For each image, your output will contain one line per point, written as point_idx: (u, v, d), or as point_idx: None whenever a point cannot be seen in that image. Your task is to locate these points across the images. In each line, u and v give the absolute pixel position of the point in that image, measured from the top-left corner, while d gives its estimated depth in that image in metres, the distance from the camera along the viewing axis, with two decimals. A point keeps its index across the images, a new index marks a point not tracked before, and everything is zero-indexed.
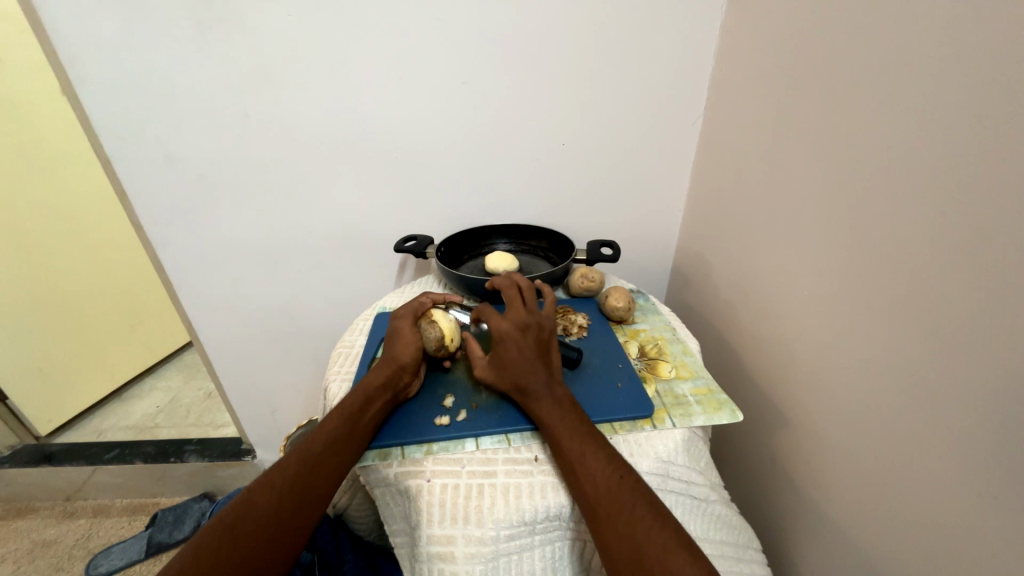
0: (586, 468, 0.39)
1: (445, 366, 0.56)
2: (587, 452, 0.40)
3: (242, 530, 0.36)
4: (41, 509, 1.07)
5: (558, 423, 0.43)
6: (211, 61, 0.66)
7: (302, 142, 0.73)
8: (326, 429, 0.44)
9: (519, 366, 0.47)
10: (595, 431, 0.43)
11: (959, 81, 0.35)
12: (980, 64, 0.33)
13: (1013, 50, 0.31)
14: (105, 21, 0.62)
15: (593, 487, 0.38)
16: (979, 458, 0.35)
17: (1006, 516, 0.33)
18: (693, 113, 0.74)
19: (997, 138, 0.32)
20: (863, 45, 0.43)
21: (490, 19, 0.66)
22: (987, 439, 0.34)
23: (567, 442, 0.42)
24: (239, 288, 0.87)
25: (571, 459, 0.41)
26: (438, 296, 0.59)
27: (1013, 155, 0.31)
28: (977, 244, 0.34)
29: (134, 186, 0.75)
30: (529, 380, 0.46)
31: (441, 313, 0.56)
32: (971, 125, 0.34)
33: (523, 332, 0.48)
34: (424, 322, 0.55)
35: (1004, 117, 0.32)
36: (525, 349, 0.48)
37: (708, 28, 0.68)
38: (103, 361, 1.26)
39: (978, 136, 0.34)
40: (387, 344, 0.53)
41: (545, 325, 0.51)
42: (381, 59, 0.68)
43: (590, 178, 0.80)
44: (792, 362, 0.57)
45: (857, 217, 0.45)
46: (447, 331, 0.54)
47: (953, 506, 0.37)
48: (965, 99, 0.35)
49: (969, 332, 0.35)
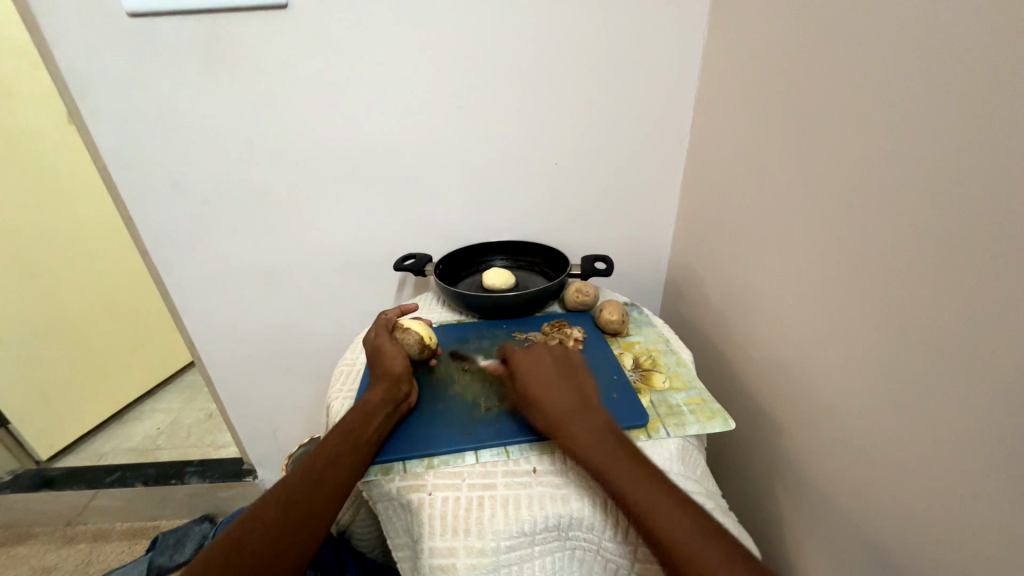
0: (658, 517, 0.36)
1: (431, 363, 0.60)
2: (656, 501, 0.37)
3: (250, 546, 0.37)
4: (40, 534, 1.07)
5: (608, 459, 0.41)
6: (219, 92, 0.69)
7: (304, 167, 0.76)
8: (329, 446, 0.45)
9: (551, 400, 0.46)
10: (648, 464, 0.41)
11: (938, 96, 0.37)
12: (956, 82, 0.35)
13: (983, 72, 0.33)
14: (119, 57, 0.65)
15: (671, 537, 0.35)
16: (971, 463, 0.36)
17: (997, 519, 0.34)
18: (682, 130, 0.77)
19: (976, 151, 0.34)
20: (845, 64, 0.46)
21: (486, 47, 0.69)
22: (978, 442, 0.35)
23: (623, 484, 0.39)
24: (241, 308, 0.88)
25: (637, 509, 0.37)
26: (396, 310, 0.64)
27: (989, 169, 0.33)
28: (962, 251, 0.36)
29: (140, 213, 0.77)
30: (562, 415, 0.45)
31: (410, 321, 0.61)
32: (952, 137, 0.36)
33: (548, 370, 0.49)
34: (398, 332, 0.58)
35: (982, 129, 0.34)
36: (553, 385, 0.47)
37: (691, 50, 0.71)
38: (106, 383, 1.27)
39: (959, 148, 0.35)
40: (372, 363, 0.55)
41: (567, 358, 0.51)
42: (381, 84, 0.70)
43: (584, 194, 0.82)
44: (786, 371, 0.58)
45: (847, 231, 0.47)
46: (422, 332, 0.59)
47: (947, 512, 0.38)
48: (945, 113, 0.36)
49: (957, 340, 0.36)
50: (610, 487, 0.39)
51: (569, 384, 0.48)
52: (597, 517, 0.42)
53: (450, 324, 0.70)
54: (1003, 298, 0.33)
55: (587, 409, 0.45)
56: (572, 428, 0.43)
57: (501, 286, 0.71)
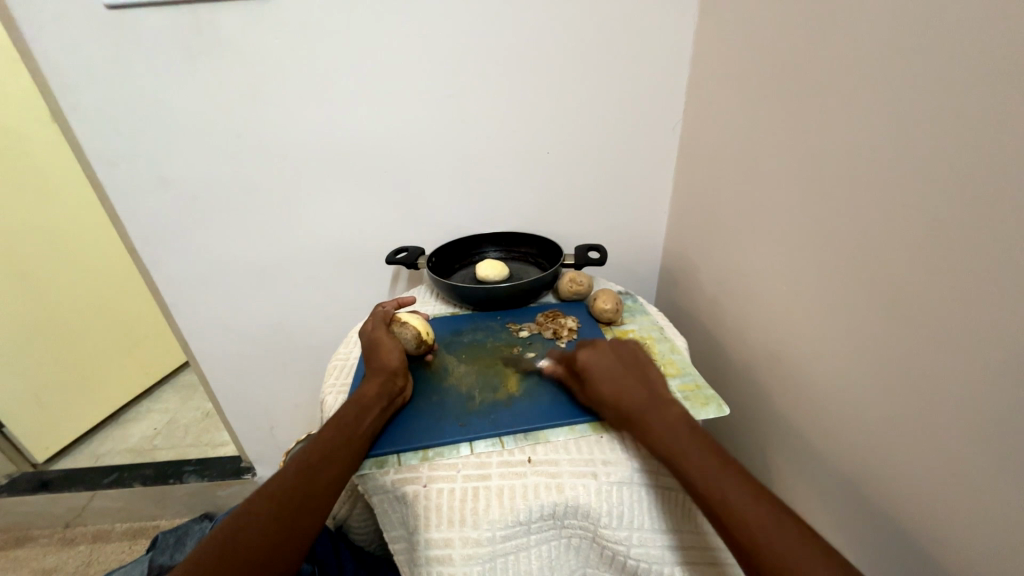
0: (737, 512, 0.35)
1: (427, 358, 0.60)
2: (731, 493, 0.36)
3: (244, 540, 0.37)
4: (39, 537, 1.06)
5: (676, 449, 0.40)
6: (203, 86, 0.68)
7: (292, 160, 0.75)
8: (323, 440, 0.45)
9: (623, 396, 0.46)
10: (722, 454, 0.39)
11: (931, 78, 0.36)
12: (953, 63, 0.35)
13: (976, 49, 0.33)
14: (98, 52, 0.64)
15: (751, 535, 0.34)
16: (978, 449, 0.35)
17: (1004, 503, 0.34)
18: (674, 117, 0.77)
19: (975, 130, 0.33)
20: (836, 43, 0.45)
21: (475, 35, 0.68)
22: (982, 424, 0.35)
23: (700, 481, 0.37)
24: (233, 306, 0.88)
25: (716, 504, 0.36)
26: (394, 303, 0.64)
27: (987, 148, 0.33)
28: (959, 234, 0.35)
29: (127, 213, 0.76)
30: (636, 408, 0.44)
31: (408, 315, 0.60)
32: (950, 117, 0.35)
33: (612, 366, 0.49)
34: (396, 326, 0.58)
35: (981, 108, 0.33)
36: (623, 381, 0.47)
37: (680, 33, 0.70)
38: (101, 384, 1.26)
39: (957, 128, 0.35)
40: (369, 356, 0.55)
41: (629, 355, 0.51)
42: (369, 78, 0.70)
43: (576, 183, 0.81)
44: (781, 356, 0.58)
45: (839, 214, 0.46)
46: (420, 328, 0.58)
47: (948, 497, 0.38)
48: (939, 95, 0.36)
49: (959, 322, 0.36)
50: (685, 479, 0.38)
51: (637, 382, 0.47)
52: (593, 505, 0.42)
53: (444, 316, 0.70)
54: (1002, 281, 0.33)
55: (659, 406, 0.44)
56: (645, 420, 0.43)
57: (494, 278, 0.71)
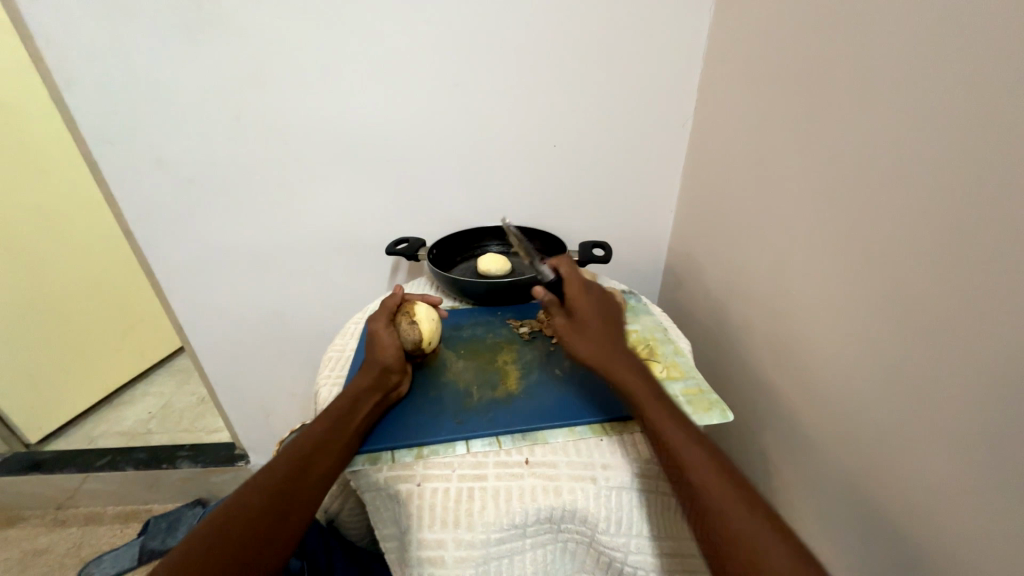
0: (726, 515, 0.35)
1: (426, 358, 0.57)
2: (722, 496, 0.36)
3: (231, 532, 0.36)
4: (31, 517, 1.06)
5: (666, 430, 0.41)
6: (202, 67, 0.66)
7: (292, 146, 0.73)
8: (315, 433, 0.43)
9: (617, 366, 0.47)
10: (710, 446, 0.40)
11: (958, 79, 0.35)
12: (982, 64, 0.33)
13: (1008, 51, 0.31)
14: (93, 28, 0.62)
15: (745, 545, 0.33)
16: (995, 464, 0.34)
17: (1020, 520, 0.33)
18: (684, 113, 0.75)
19: (999, 135, 0.32)
20: (857, 41, 0.43)
21: (482, 23, 0.66)
22: (1000, 439, 0.34)
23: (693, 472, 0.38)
24: (230, 292, 0.86)
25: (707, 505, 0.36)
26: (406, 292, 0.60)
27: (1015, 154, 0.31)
28: (985, 243, 0.34)
29: (123, 195, 0.74)
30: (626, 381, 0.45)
31: (423, 311, 0.56)
32: (977, 121, 0.34)
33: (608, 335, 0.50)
34: (403, 321, 0.54)
35: (1007, 112, 0.32)
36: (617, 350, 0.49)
37: (694, 28, 0.68)
38: (95, 367, 1.25)
39: (984, 132, 0.33)
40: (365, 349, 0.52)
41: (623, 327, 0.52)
42: (373, 64, 0.68)
43: (582, 179, 0.80)
44: (786, 362, 0.57)
45: (852, 219, 0.45)
46: (426, 333, 0.55)
47: (960, 511, 0.37)
48: (966, 97, 0.34)
49: (978, 333, 0.35)
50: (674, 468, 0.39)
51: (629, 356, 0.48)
52: (591, 510, 0.41)
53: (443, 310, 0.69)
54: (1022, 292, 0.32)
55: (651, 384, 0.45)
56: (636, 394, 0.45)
57: (495, 272, 0.69)
